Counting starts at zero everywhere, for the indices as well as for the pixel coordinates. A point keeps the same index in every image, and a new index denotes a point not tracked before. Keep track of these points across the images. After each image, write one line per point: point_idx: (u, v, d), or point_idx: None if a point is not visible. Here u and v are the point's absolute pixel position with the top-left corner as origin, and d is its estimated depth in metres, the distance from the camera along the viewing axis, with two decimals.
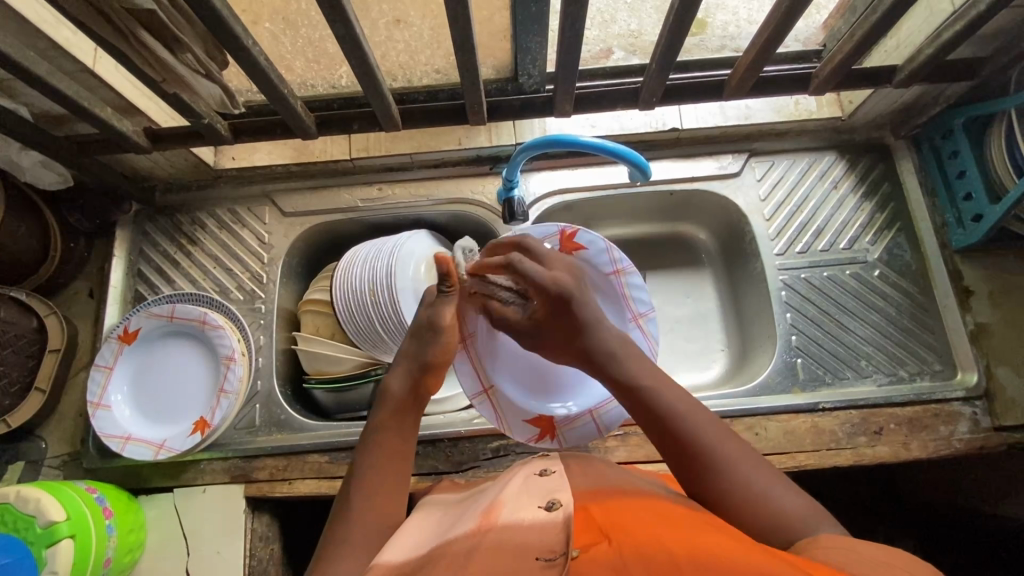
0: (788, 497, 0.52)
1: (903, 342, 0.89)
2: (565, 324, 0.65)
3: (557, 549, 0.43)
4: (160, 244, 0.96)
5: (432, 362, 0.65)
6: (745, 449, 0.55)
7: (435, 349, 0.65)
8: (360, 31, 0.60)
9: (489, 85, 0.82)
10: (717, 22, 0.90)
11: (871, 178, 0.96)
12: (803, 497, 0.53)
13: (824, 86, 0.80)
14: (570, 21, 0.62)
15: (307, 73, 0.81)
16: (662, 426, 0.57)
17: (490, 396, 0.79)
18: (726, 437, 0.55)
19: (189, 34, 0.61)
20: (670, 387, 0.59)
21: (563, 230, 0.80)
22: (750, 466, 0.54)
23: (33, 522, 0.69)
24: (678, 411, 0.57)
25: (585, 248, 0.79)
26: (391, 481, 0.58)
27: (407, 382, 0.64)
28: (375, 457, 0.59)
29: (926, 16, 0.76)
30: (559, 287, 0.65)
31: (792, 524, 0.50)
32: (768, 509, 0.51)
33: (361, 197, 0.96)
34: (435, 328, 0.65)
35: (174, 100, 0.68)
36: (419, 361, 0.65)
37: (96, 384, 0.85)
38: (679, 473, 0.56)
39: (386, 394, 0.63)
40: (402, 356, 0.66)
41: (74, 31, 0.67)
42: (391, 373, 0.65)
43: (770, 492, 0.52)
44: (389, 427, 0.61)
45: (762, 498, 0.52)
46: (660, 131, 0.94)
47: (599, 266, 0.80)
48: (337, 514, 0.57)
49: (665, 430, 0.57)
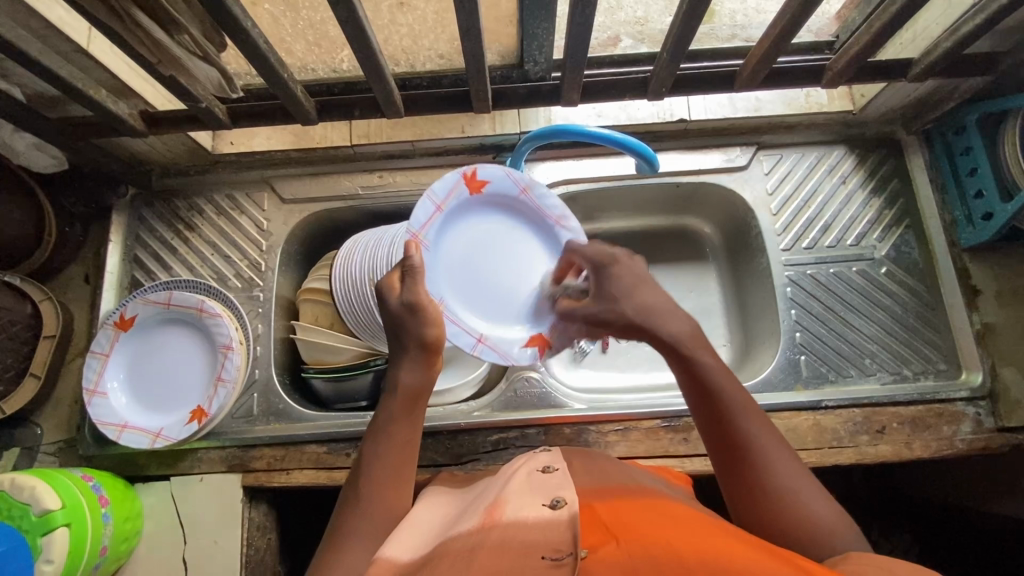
0: (824, 507, 0.51)
1: (908, 341, 0.88)
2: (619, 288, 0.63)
3: (563, 548, 0.42)
4: (157, 229, 0.94)
5: (432, 341, 0.60)
6: (788, 453, 0.54)
7: (431, 328, 0.60)
8: (363, 15, 0.58)
9: (494, 72, 0.80)
10: (726, 11, 0.88)
11: (881, 173, 0.94)
12: (836, 508, 0.51)
13: (837, 79, 0.78)
14: (579, 7, 0.60)
15: (307, 57, 0.79)
16: (712, 408, 0.55)
17: (487, 341, 0.73)
18: (773, 437, 0.54)
19: (184, 14, 0.59)
20: (725, 373, 0.56)
21: (464, 172, 0.73)
22: (789, 468, 0.52)
23: (28, 510, 0.68)
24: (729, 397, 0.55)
25: (488, 182, 0.76)
26: (396, 473, 0.57)
27: (417, 373, 0.60)
28: (386, 451, 0.58)
29: (944, 9, 0.75)
30: (608, 255, 0.66)
31: (824, 536, 0.49)
32: (801, 518, 0.50)
33: (361, 184, 0.94)
34: (412, 310, 0.60)
35: (172, 84, 0.66)
36: (419, 343, 0.60)
37: (93, 371, 0.84)
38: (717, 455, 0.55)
39: (394, 385, 0.60)
40: (403, 343, 0.61)
41: (68, 10, 0.65)
42: (397, 361, 0.61)
43: (807, 500, 0.51)
44: (398, 420, 0.59)
45: (798, 507, 0.51)
46: (668, 122, 0.92)
47: (506, 190, 0.77)
48: (346, 510, 0.56)
49: (711, 410, 0.55)
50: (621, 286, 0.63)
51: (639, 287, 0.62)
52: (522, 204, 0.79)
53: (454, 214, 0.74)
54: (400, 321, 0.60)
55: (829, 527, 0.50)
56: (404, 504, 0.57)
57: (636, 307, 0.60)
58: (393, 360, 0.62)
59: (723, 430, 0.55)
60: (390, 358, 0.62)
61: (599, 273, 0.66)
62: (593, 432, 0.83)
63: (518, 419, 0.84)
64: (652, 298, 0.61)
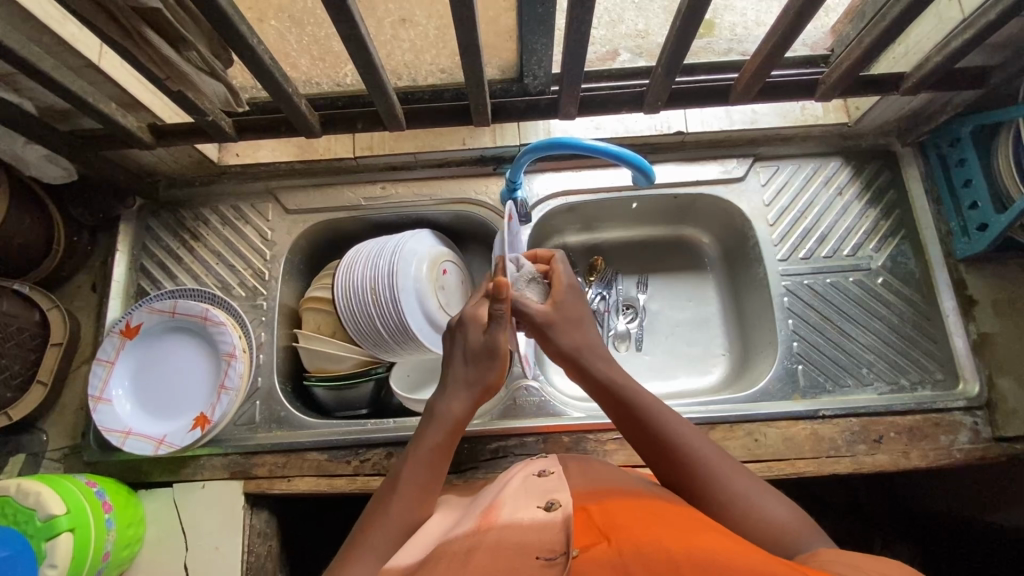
0: (779, 508, 0.53)
1: (904, 351, 0.89)
2: (575, 311, 0.69)
3: (557, 549, 0.43)
4: (163, 238, 0.96)
5: (492, 386, 0.65)
6: (734, 467, 0.57)
7: (494, 375, 0.65)
8: (365, 33, 0.60)
9: (494, 85, 0.82)
10: (725, 24, 0.91)
11: (876, 185, 0.95)
12: (792, 508, 0.54)
13: (830, 93, 0.79)
14: (577, 23, 0.61)
15: (312, 71, 0.81)
16: (644, 429, 0.60)
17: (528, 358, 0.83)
18: (716, 450, 0.58)
19: (193, 32, 0.61)
20: (651, 393, 0.62)
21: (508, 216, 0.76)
22: (735, 474, 0.56)
23: (33, 516, 0.69)
24: (659, 413, 0.60)
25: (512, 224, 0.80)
26: (430, 481, 0.60)
27: (468, 408, 0.64)
28: (422, 467, 0.60)
29: (935, 25, 0.77)
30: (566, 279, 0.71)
31: (782, 536, 0.51)
32: (761, 521, 0.52)
33: (364, 195, 0.96)
34: (490, 352, 0.64)
35: (179, 98, 0.67)
36: (481, 385, 0.65)
37: (98, 379, 0.86)
38: (661, 472, 0.59)
39: (443, 413, 0.63)
40: (464, 379, 0.64)
41: (79, 26, 0.67)
42: (449, 395, 0.64)
43: (755, 500, 0.53)
44: (441, 446, 0.61)
45: (757, 511, 0.53)
46: (665, 134, 0.94)
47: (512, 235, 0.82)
48: (373, 517, 0.57)
49: (643, 431, 0.60)
50: (567, 311, 0.68)
51: (580, 327, 0.68)
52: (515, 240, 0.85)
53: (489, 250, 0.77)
54: (474, 354, 0.65)
55: (786, 525, 0.52)
56: (422, 515, 0.58)
57: (585, 342, 0.67)
58: (442, 390, 0.65)
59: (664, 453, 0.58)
60: (440, 389, 0.65)
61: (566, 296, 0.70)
62: (592, 440, 0.84)
63: (517, 427, 0.85)
64: (580, 337, 0.67)
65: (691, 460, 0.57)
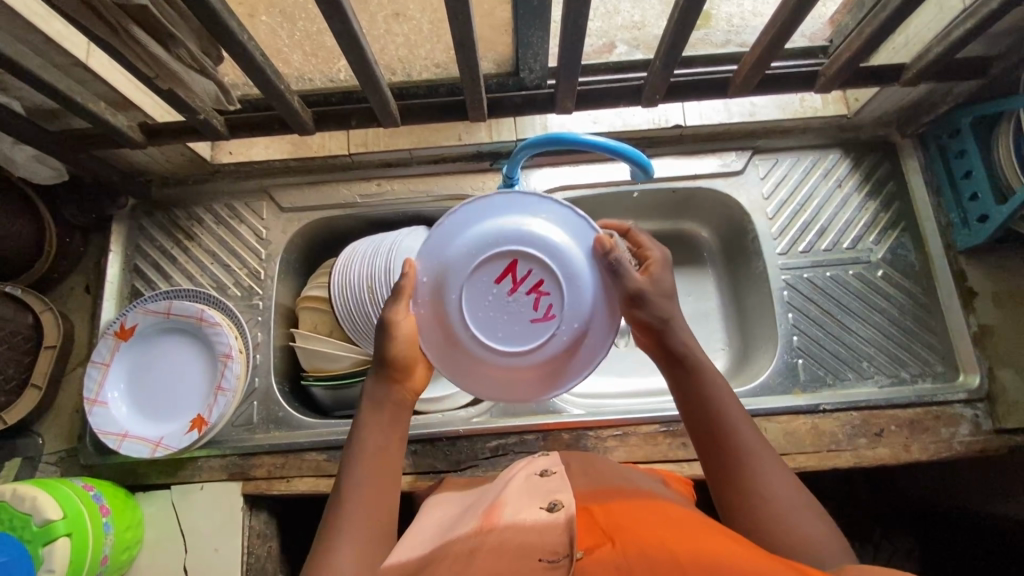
0: (809, 520, 0.52)
1: (905, 343, 0.88)
2: (666, 286, 0.63)
3: (560, 551, 0.42)
4: (157, 238, 0.95)
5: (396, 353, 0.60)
6: (782, 475, 0.55)
7: (393, 344, 0.60)
8: (358, 28, 0.59)
9: (489, 80, 0.81)
10: (722, 14, 0.89)
11: (876, 177, 0.94)
12: (823, 522, 0.52)
13: (831, 85, 0.78)
14: (573, 15, 0.60)
15: (304, 67, 0.80)
16: (703, 413, 0.59)
17: None
18: (767, 453, 0.56)
19: (181, 28, 0.59)
20: (721, 384, 0.59)
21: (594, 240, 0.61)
22: (778, 475, 0.54)
23: (29, 521, 0.69)
24: (721, 405, 0.58)
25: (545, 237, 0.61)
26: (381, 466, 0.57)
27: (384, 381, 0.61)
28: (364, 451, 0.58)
29: (936, 14, 0.75)
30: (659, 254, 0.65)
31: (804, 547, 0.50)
32: (786, 527, 0.51)
33: (359, 192, 0.95)
34: (386, 326, 0.60)
35: (169, 97, 0.66)
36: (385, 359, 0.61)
37: (93, 381, 0.85)
38: (703, 455, 0.59)
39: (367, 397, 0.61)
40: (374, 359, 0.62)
41: (66, 24, 0.65)
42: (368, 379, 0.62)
43: (785, 510, 0.52)
44: (373, 425, 0.60)
45: (785, 520, 0.52)
46: (663, 127, 0.92)
47: (517, 234, 0.60)
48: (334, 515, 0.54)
49: (701, 415, 0.59)
50: (660, 284, 0.63)
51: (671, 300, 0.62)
52: (497, 230, 0.61)
53: (546, 277, 0.60)
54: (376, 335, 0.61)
55: (809, 539, 0.50)
56: (382, 497, 0.56)
57: (675, 321, 0.62)
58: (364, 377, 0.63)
59: (714, 444, 0.57)
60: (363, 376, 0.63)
61: (660, 267, 0.64)
62: (592, 436, 0.84)
63: (517, 425, 0.84)
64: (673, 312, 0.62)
65: (737, 457, 0.56)
